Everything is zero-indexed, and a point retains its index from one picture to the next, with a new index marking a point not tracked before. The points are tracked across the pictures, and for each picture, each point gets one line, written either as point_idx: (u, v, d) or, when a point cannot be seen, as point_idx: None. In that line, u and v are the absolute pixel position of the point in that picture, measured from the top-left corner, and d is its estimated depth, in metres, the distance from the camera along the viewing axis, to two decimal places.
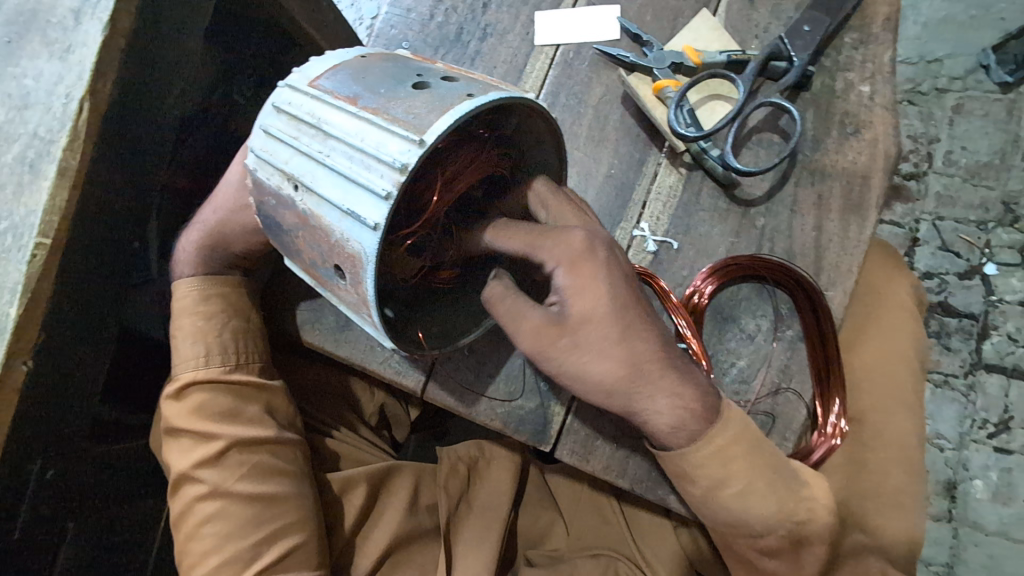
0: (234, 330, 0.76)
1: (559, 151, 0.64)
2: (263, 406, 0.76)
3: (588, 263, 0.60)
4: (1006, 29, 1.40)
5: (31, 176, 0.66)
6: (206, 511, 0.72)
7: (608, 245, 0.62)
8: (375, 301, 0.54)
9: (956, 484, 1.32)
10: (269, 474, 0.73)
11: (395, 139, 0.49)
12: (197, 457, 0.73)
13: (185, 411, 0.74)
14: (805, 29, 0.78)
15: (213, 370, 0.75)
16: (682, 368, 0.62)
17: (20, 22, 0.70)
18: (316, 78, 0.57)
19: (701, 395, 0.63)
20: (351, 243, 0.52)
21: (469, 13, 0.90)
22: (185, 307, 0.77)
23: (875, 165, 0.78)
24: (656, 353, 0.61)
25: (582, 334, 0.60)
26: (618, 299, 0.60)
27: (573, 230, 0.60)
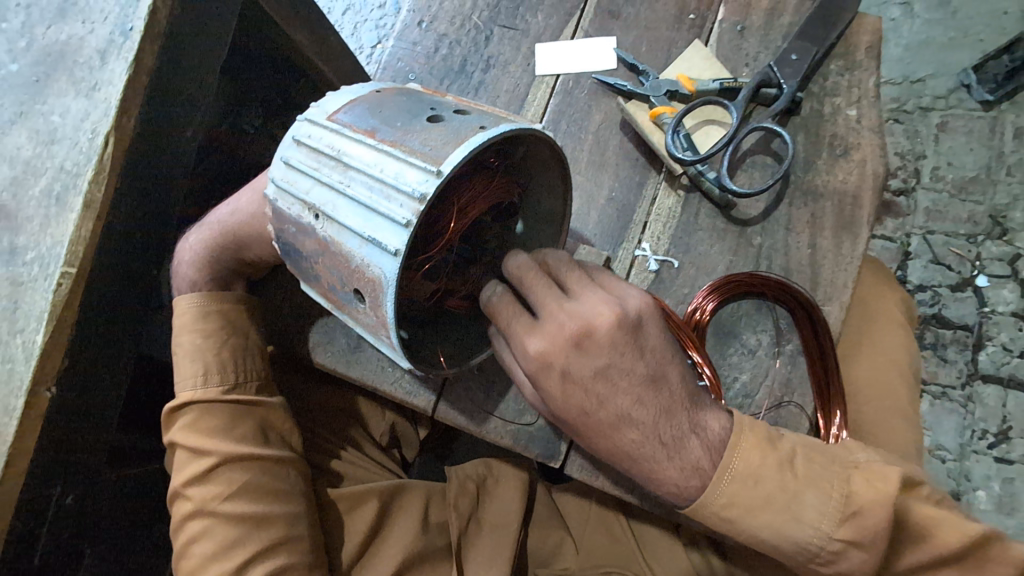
0: (234, 346, 0.75)
1: (566, 176, 0.66)
2: (257, 423, 0.75)
3: (544, 376, 0.64)
4: (984, 50, 1.46)
5: (58, 209, 0.69)
6: (194, 530, 0.71)
7: (569, 353, 0.63)
8: (394, 322, 0.56)
9: (960, 495, 1.33)
10: (258, 492, 0.71)
11: (413, 170, 0.52)
12: (188, 475, 0.72)
13: (180, 426, 0.73)
14: (793, 58, 0.83)
15: (211, 388, 0.74)
16: (665, 451, 0.63)
17: (48, 63, 0.73)
18: (334, 112, 0.60)
19: (685, 476, 0.63)
20: (372, 269, 0.55)
21: (473, 46, 0.94)
22: (183, 323, 0.76)
23: (864, 185, 0.81)
24: (614, 453, 0.65)
25: (557, 422, 0.69)
26: (574, 409, 0.64)
27: (535, 339, 0.63)
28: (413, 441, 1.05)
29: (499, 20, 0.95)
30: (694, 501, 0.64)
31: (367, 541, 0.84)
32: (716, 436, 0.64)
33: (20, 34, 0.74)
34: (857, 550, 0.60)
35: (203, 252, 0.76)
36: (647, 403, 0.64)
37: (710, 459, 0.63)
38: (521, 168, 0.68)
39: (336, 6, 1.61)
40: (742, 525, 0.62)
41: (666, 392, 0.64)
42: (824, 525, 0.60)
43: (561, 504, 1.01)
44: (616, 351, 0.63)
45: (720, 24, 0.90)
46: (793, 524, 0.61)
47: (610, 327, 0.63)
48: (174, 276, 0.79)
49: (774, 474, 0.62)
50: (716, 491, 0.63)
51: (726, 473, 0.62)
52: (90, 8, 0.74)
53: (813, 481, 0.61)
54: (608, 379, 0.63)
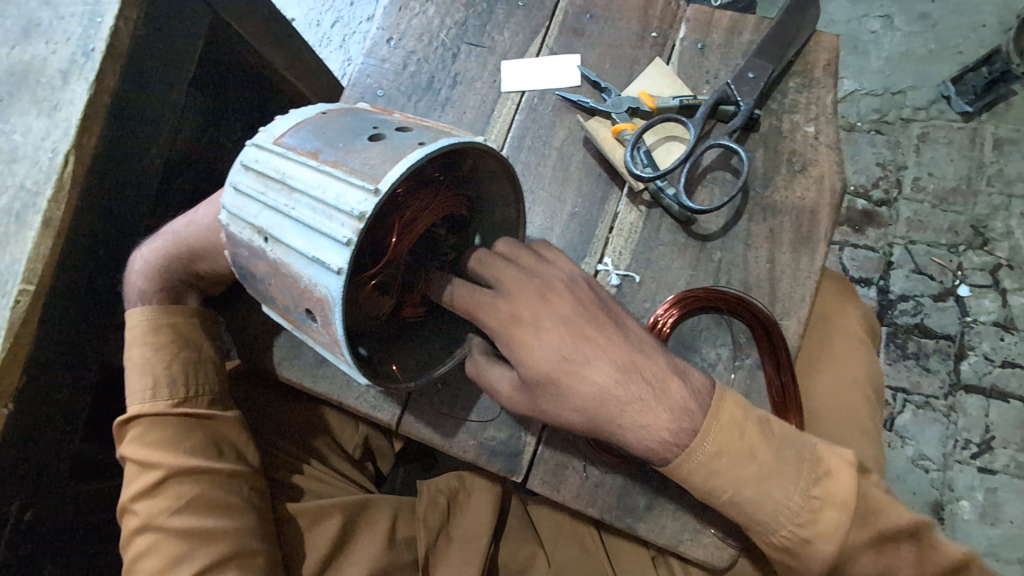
0: (186, 359, 0.76)
1: (516, 187, 0.68)
2: (208, 435, 0.75)
3: (512, 334, 0.64)
4: (964, 62, 1.48)
5: (17, 227, 0.70)
6: (142, 545, 0.71)
7: (536, 305, 0.65)
8: (344, 340, 0.56)
9: (943, 505, 1.33)
10: (206, 506, 0.71)
11: (353, 190, 0.53)
12: (138, 487, 0.72)
13: (130, 439, 0.74)
14: (750, 76, 0.84)
15: (160, 401, 0.74)
16: (652, 393, 0.63)
17: (12, 82, 0.74)
18: (280, 136, 0.61)
19: (677, 420, 0.63)
20: (319, 288, 0.55)
21: (440, 63, 0.95)
22: (134, 335, 0.76)
23: (823, 200, 0.82)
24: (603, 401, 0.62)
25: (536, 399, 0.65)
26: (553, 358, 0.63)
27: (501, 297, 0.66)
28: (386, 455, 1.05)
29: (466, 37, 0.96)
30: (682, 451, 0.63)
31: (329, 556, 0.84)
32: (699, 384, 0.65)
33: None
34: (831, 511, 0.61)
35: (158, 264, 0.77)
36: (620, 345, 0.64)
37: (697, 402, 0.64)
38: (472, 181, 0.70)
39: (325, 18, 1.63)
40: (722, 483, 0.63)
41: (632, 338, 0.66)
42: (801, 483, 0.62)
43: (535, 516, 1.00)
44: (580, 301, 0.66)
45: (682, 42, 0.91)
46: (774, 482, 0.63)
47: (568, 284, 0.67)
48: (126, 291, 0.78)
49: (756, 433, 0.64)
50: (706, 440, 0.63)
51: (714, 418, 0.63)
52: (54, 28, 0.75)
53: (789, 441, 0.64)
54: (577, 326, 0.64)
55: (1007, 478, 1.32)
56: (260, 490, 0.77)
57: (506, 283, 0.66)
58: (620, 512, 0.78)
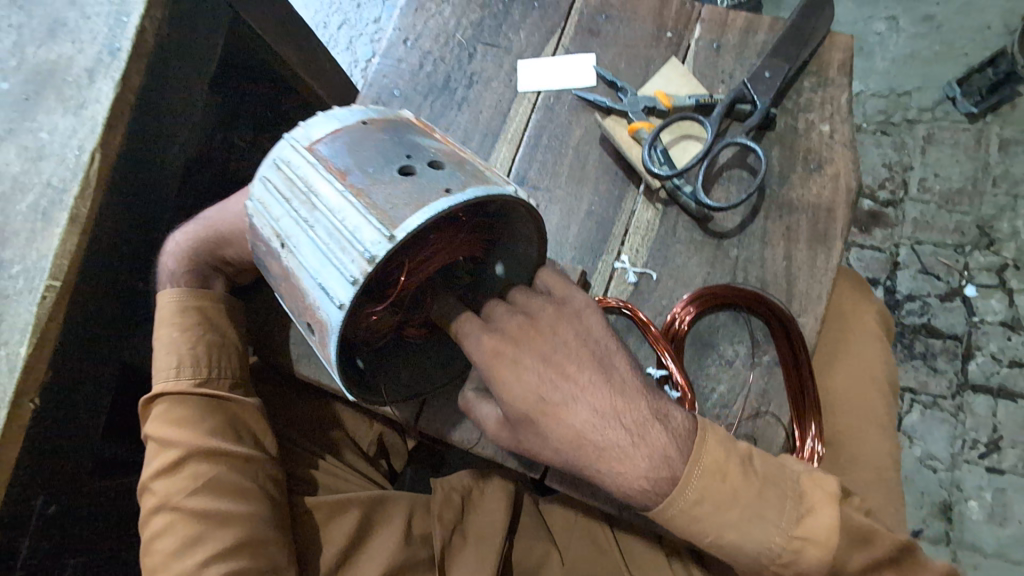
0: (210, 342, 0.77)
1: (541, 233, 0.67)
2: (227, 419, 0.75)
3: (493, 369, 0.64)
4: (969, 64, 1.49)
5: (44, 223, 0.70)
6: (159, 524, 0.71)
7: (515, 342, 0.65)
8: (335, 364, 0.59)
9: (952, 505, 1.33)
10: (222, 488, 0.71)
11: (370, 228, 0.54)
12: (157, 467, 0.72)
13: (153, 416, 0.74)
14: (766, 75, 0.85)
15: (183, 380, 0.75)
16: (629, 439, 0.61)
17: (37, 81, 0.75)
18: (316, 140, 0.60)
19: (655, 467, 0.60)
20: (320, 312, 0.57)
21: (456, 63, 0.96)
22: (164, 316, 0.77)
23: (838, 198, 0.83)
24: (581, 444, 0.61)
25: (519, 435, 0.66)
26: (532, 398, 0.63)
27: (486, 333, 0.65)
28: (401, 453, 1.05)
29: (482, 37, 0.97)
30: (665, 498, 0.60)
31: (345, 549, 0.84)
32: (682, 426, 0.62)
33: (13, 53, 0.76)
34: (812, 547, 0.59)
35: (191, 249, 0.79)
36: (598, 385, 0.63)
37: (677, 447, 0.61)
38: (497, 218, 0.68)
39: (332, 19, 1.64)
40: (704, 526, 0.60)
41: (614, 375, 0.64)
42: (783, 523, 0.60)
43: (547, 515, 1.01)
44: (564, 339, 0.65)
45: (697, 42, 0.92)
46: (754, 523, 0.60)
47: (556, 318, 0.67)
48: (161, 276, 0.81)
49: (737, 475, 0.60)
50: (687, 487, 0.60)
51: (696, 466, 0.60)
52: (80, 28, 0.76)
53: (771, 479, 0.61)
54: (558, 364, 0.64)
55: (1016, 478, 1.33)
56: (275, 477, 0.76)
57: (495, 322, 0.67)
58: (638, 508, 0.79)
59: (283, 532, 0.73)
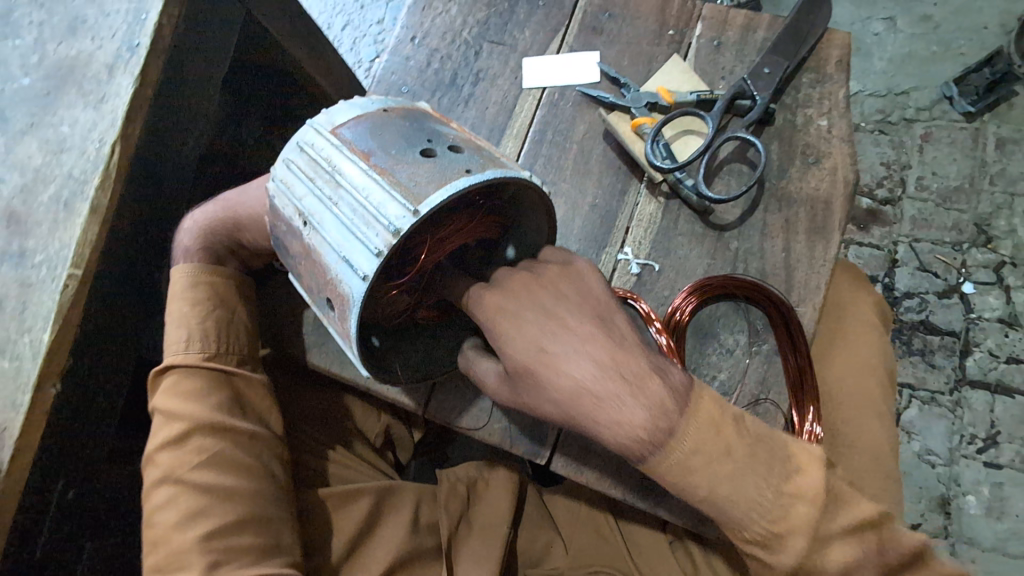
0: (218, 317, 0.78)
1: (551, 221, 0.70)
2: (233, 396, 0.77)
3: (496, 325, 0.65)
4: (965, 64, 1.51)
5: (66, 214, 0.72)
6: (162, 496, 0.71)
7: (518, 295, 0.66)
8: (356, 336, 0.61)
9: (950, 500, 1.35)
10: (227, 464, 0.72)
11: (394, 204, 0.56)
12: (161, 438, 0.73)
13: (161, 388, 0.75)
14: (766, 71, 0.87)
15: (192, 354, 0.76)
16: (628, 389, 0.60)
17: (58, 77, 0.77)
18: (339, 125, 0.63)
19: (651, 417, 0.60)
20: (343, 285, 0.59)
21: (462, 60, 0.99)
22: (176, 291, 0.79)
23: (836, 192, 0.85)
24: (578, 394, 0.60)
25: (514, 387, 0.66)
26: (531, 349, 0.63)
27: (489, 292, 0.67)
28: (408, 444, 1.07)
29: (488, 35, 0.99)
30: (660, 451, 0.60)
31: (356, 537, 0.86)
32: (679, 380, 0.62)
33: (33, 49, 0.78)
34: (803, 509, 0.61)
35: (207, 228, 0.81)
36: (598, 337, 0.62)
37: (675, 400, 0.61)
38: (509, 207, 0.71)
39: (336, 21, 1.66)
40: (698, 480, 0.61)
41: (615, 330, 0.64)
42: (774, 479, 0.61)
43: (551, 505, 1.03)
44: (563, 293, 0.66)
45: (699, 39, 0.94)
46: (746, 480, 0.61)
47: (558, 274, 0.67)
48: (173, 249, 0.82)
49: (730, 429, 0.62)
50: (683, 439, 0.60)
51: (692, 419, 0.61)
52: (99, 25, 0.78)
53: (762, 436, 0.63)
54: (558, 317, 0.64)
55: (1013, 472, 1.34)
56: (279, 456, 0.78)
57: (501, 283, 0.68)
58: (643, 493, 0.81)
59: (285, 509, 0.75)
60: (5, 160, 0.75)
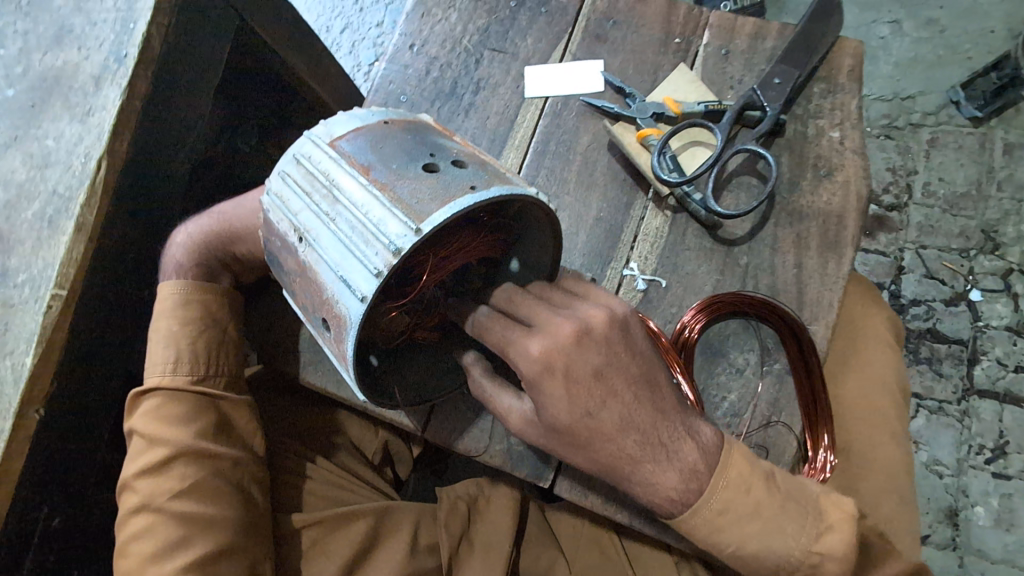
0: (209, 339, 0.76)
1: (557, 248, 0.67)
2: (217, 419, 0.74)
3: (542, 381, 0.61)
4: (973, 68, 1.49)
5: (50, 232, 0.70)
6: (139, 525, 0.68)
7: (569, 351, 0.61)
8: (352, 359, 0.57)
9: (958, 511, 1.32)
10: (208, 493, 0.69)
11: (394, 221, 0.53)
12: (142, 464, 0.70)
13: (143, 410, 0.72)
14: (776, 81, 0.85)
15: (180, 376, 0.73)
16: (665, 454, 0.63)
17: (43, 88, 0.74)
18: (338, 137, 0.60)
19: (684, 480, 0.63)
20: (339, 306, 0.56)
21: (462, 68, 0.96)
22: (163, 308, 0.76)
23: (848, 205, 0.83)
24: (618, 458, 0.63)
25: (551, 437, 0.65)
26: (578, 412, 0.62)
27: (533, 343, 0.61)
28: (407, 460, 1.03)
29: (489, 43, 0.97)
30: (689, 510, 0.64)
31: (350, 561, 0.82)
32: (711, 440, 0.65)
33: (17, 59, 0.75)
34: (830, 563, 0.63)
35: (198, 242, 0.78)
36: (645, 405, 0.63)
37: (706, 463, 0.64)
38: (512, 226, 0.68)
39: (334, 24, 1.63)
40: (727, 537, 0.64)
41: (659, 394, 0.65)
42: (803, 538, 0.63)
43: (553, 523, 1.00)
44: (613, 350, 0.63)
45: (706, 47, 0.92)
46: (775, 538, 0.63)
47: (607, 325, 0.63)
48: (163, 264, 0.79)
49: (762, 489, 0.64)
50: (712, 498, 0.63)
51: (722, 480, 0.64)
52: (86, 35, 0.75)
53: (794, 496, 0.64)
54: (606, 379, 0.62)
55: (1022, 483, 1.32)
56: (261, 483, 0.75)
57: (540, 326, 0.62)
58: (651, 517, 0.78)
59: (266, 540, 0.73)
60: None
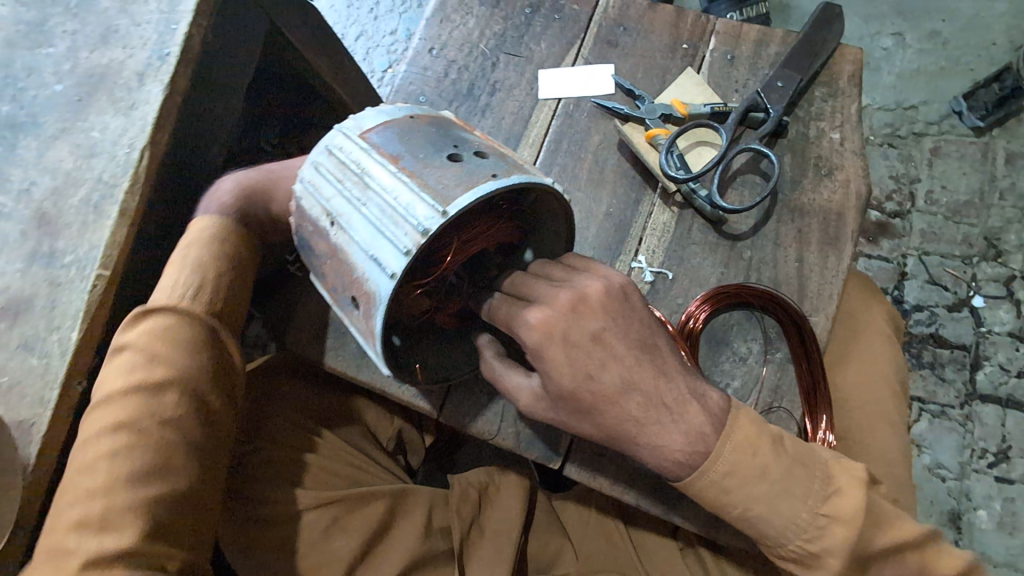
0: (232, 280, 0.77)
1: (570, 229, 0.72)
2: (217, 357, 0.73)
3: (543, 348, 0.65)
4: (975, 79, 1.53)
5: (95, 216, 0.74)
6: (109, 444, 0.64)
7: (567, 319, 0.66)
8: (380, 334, 0.62)
9: (961, 514, 1.34)
10: (202, 428, 0.68)
11: (422, 205, 0.57)
12: (135, 381, 0.67)
13: (152, 329, 0.70)
14: (778, 85, 0.89)
15: (198, 304, 0.74)
16: (671, 416, 0.66)
17: (89, 84, 0.79)
18: (368, 130, 0.65)
19: (692, 441, 0.66)
20: (370, 284, 0.60)
21: (479, 71, 1.01)
22: (194, 239, 0.77)
23: (848, 203, 0.86)
24: (624, 421, 0.66)
25: (559, 408, 0.68)
26: (579, 376, 0.65)
27: (532, 312, 0.66)
28: (420, 449, 1.07)
29: (505, 47, 1.02)
30: (697, 470, 0.66)
31: (369, 540, 0.84)
32: (716, 405, 0.68)
33: (65, 57, 0.80)
34: (836, 527, 0.64)
35: (243, 192, 0.81)
36: (643, 368, 0.67)
37: (713, 425, 0.67)
38: (528, 215, 0.73)
39: (350, 31, 1.69)
40: (734, 498, 0.66)
41: (660, 359, 0.68)
42: (810, 501, 0.66)
43: (562, 512, 1.02)
44: (609, 316, 0.67)
45: (712, 53, 0.96)
46: (782, 503, 0.66)
47: (602, 294, 0.67)
48: (202, 202, 0.81)
49: (769, 452, 0.67)
50: (719, 460, 0.66)
51: (729, 442, 0.66)
52: (131, 35, 0.80)
53: (801, 459, 0.67)
54: (604, 343, 0.66)
55: None
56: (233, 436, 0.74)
57: (541, 298, 0.67)
58: (658, 496, 0.81)
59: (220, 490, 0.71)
60: (36, 163, 0.77)
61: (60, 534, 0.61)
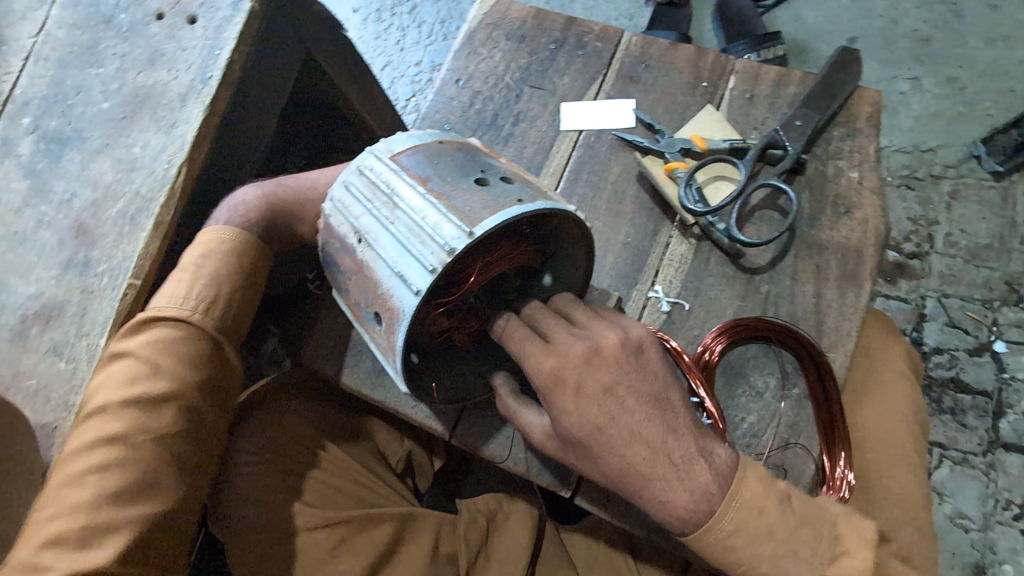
0: (245, 292, 0.77)
1: (588, 256, 0.73)
2: (216, 372, 0.74)
3: (554, 393, 0.67)
4: (993, 124, 1.54)
5: (131, 227, 0.77)
6: (100, 458, 0.65)
7: (580, 368, 0.67)
8: (400, 348, 0.63)
9: (985, 568, 1.29)
10: (193, 449, 0.70)
11: (449, 225, 0.59)
12: (133, 393, 0.68)
13: (156, 338, 0.71)
14: (797, 124, 0.90)
15: (207, 319, 0.74)
16: (675, 472, 0.65)
17: (134, 102, 0.83)
18: (398, 153, 0.67)
19: (695, 500, 0.65)
20: (394, 299, 0.62)
21: (503, 102, 1.04)
22: (210, 248, 0.77)
23: (867, 241, 0.87)
24: (627, 473, 0.66)
25: (566, 449, 0.69)
26: (587, 426, 0.66)
27: (548, 356, 0.67)
28: (427, 473, 1.05)
29: (529, 80, 1.05)
30: (702, 528, 0.65)
31: (374, 564, 0.83)
32: (724, 463, 0.67)
33: (114, 77, 0.84)
34: None
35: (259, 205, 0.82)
36: (653, 423, 0.67)
37: (718, 484, 0.66)
38: (551, 240, 0.74)
39: (376, 61, 1.76)
40: (739, 556, 0.66)
41: (671, 415, 0.68)
42: (815, 563, 0.66)
43: (569, 545, 0.99)
44: (624, 369, 0.67)
45: (732, 91, 0.99)
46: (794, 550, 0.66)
47: (618, 346, 0.68)
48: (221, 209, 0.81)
49: (777, 510, 0.66)
50: (723, 520, 0.65)
51: (733, 501, 0.66)
52: (176, 58, 0.84)
53: (808, 519, 0.67)
54: (616, 396, 0.67)
55: None
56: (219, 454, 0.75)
57: (558, 344, 0.68)
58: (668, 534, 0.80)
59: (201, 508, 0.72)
60: (78, 176, 0.80)
61: (32, 549, 0.62)
